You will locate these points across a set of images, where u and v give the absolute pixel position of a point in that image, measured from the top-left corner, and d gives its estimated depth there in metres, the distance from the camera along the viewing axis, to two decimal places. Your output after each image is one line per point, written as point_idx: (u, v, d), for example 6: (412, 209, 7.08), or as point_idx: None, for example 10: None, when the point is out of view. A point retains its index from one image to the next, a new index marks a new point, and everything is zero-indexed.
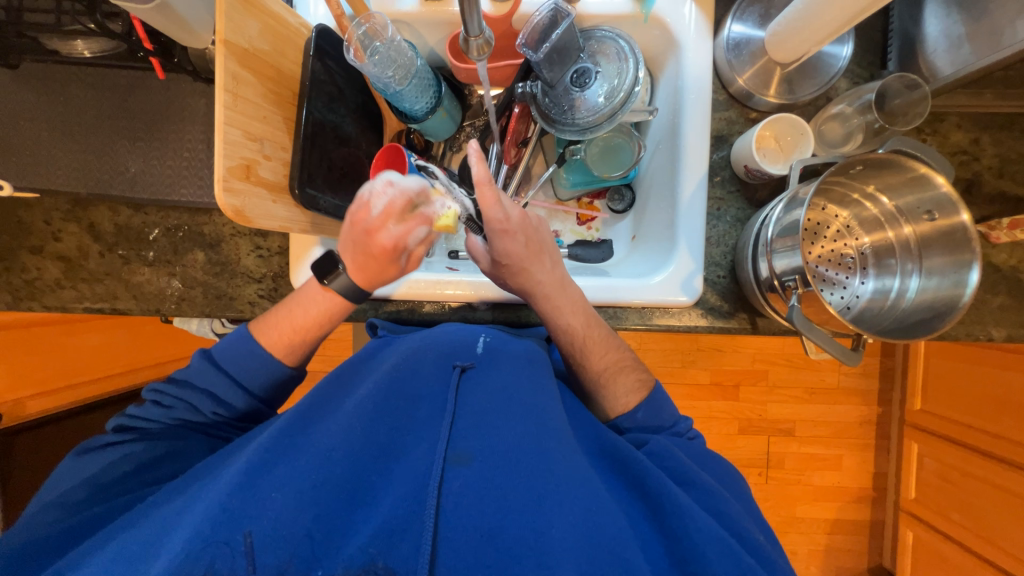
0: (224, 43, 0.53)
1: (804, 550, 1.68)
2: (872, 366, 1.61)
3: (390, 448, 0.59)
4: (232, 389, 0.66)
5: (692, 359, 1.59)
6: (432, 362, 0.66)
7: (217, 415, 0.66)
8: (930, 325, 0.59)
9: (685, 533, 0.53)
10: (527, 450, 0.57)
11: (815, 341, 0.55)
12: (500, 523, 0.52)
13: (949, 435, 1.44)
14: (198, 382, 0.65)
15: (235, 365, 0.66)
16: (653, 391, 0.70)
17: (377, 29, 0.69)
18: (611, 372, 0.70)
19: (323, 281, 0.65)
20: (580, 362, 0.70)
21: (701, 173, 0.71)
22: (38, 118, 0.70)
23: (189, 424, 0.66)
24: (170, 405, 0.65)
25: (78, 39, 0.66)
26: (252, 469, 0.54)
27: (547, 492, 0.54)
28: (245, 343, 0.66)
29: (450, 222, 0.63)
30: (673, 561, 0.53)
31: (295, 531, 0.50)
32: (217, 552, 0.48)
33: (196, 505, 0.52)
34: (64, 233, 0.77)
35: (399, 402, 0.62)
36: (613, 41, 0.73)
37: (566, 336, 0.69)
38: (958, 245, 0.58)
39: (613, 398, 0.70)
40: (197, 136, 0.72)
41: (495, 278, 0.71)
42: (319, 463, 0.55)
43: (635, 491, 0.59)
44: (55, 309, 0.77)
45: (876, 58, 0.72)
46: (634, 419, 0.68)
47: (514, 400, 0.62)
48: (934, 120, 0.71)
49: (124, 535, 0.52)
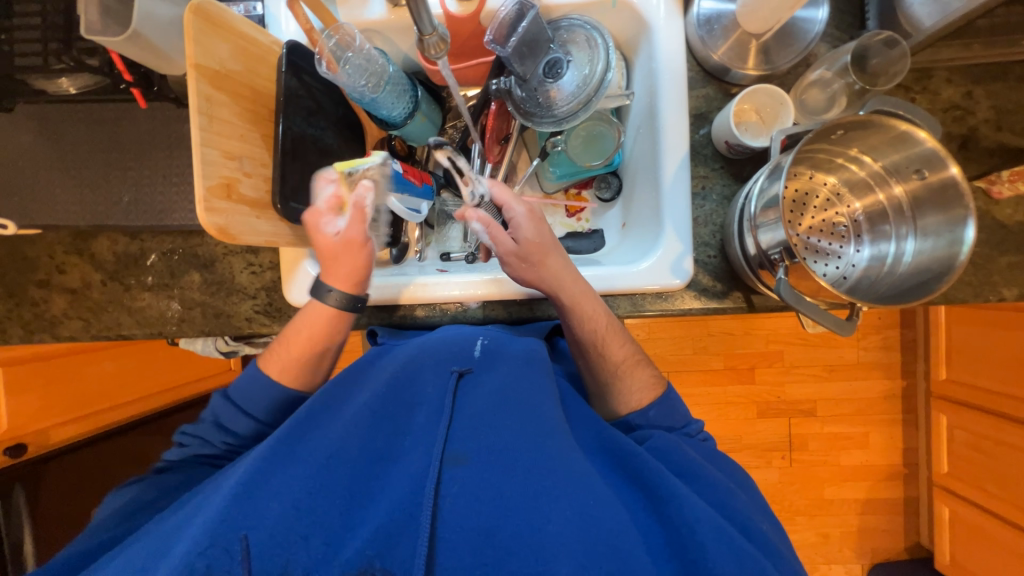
0: (194, 67, 0.55)
1: (837, 532, 1.63)
2: (892, 338, 1.56)
3: (386, 454, 0.59)
4: (240, 416, 0.67)
5: (704, 345, 1.56)
6: (431, 367, 0.65)
7: (230, 443, 0.68)
8: (924, 288, 0.56)
9: (685, 523, 0.52)
10: (524, 447, 0.56)
11: (806, 313, 0.53)
12: (498, 522, 0.52)
13: (979, 404, 1.38)
14: (213, 415, 0.68)
15: (243, 395, 0.67)
16: (666, 392, 0.69)
17: (348, 40, 0.69)
18: (628, 365, 0.69)
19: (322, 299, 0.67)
20: (600, 352, 0.68)
21: (682, 153, 0.70)
22: (34, 156, 0.73)
23: (207, 458, 0.68)
24: (188, 441, 0.68)
25: (63, 77, 0.70)
26: (251, 476, 0.53)
27: (543, 489, 0.53)
28: (249, 374, 0.68)
29: (343, 168, 0.65)
30: (673, 553, 0.52)
31: (291, 535, 0.51)
32: (214, 558, 0.48)
33: (196, 515, 0.53)
34: (68, 266, 0.79)
35: (399, 411, 0.62)
36: (583, 29, 0.72)
37: (591, 324, 0.67)
38: (951, 202, 0.56)
39: (627, 392, 0.68)
40: (184, 160, 0.74)
41: (515, 266, 0.67)
42: (317, 470, 0.55)
43: (633, 481, 0.58)
44: (64, 340, 0.80)
45: (855, 19, 0.70)
46: (646, 417, 0.67)
47: (512, 402, 0.60)
48: (922, 77, 0.68)
49: (134, 545, 0.54)
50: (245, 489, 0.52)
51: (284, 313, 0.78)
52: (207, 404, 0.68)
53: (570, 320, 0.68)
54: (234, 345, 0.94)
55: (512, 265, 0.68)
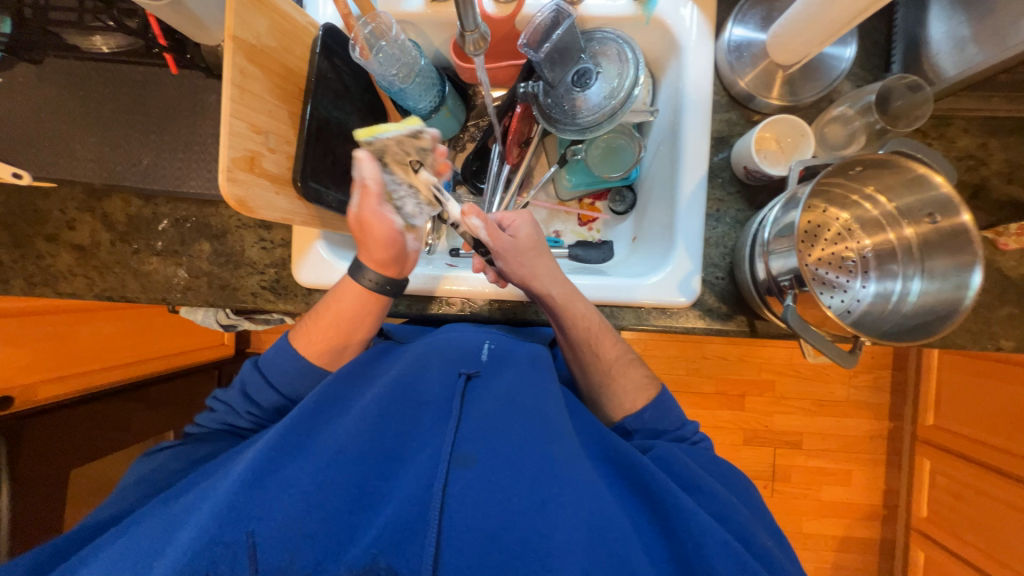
0: (232, 39, 0.55)
1: (811, 566, 1.64)
2: (883, 378, 1.58)
3: (395, 453, 0.59)
4: (264, 389, 0.69)
5: (697, 367, 1.57)
6: (438, 367, 0.66)
7: (251, 414, 0.70)
8: (928, 329, 0.57)
9: (691, 537, 0.52)
10: (530, 453, 0.56)
11: (810, 342, 0.54)
12: (503, 526, 0.51)
13: (964, 453, 1.39)
14: (241, 384, 0.71)
15: (272, 369, 0.70)
16: (660, 392, 0.69)
17: (383, 29, 0.70)
18: (621, 364, 0.69)
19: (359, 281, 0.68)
20: (592, 352, 0.68)
21: (701, 174, 0.71)
22: (58, 111, 0.73)
23: (231, 429, 0.71)
24: (217, 410, 0.71)
25: (98, 35, 0.71)
26: (260, 467, 0.54)
27: (550, 496, 0.53)
28: (281, 349, 0.71)
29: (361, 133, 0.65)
30: (677, 563, 0.52)
31: (300, 533, 0.50)
32: (220, 556, 0.48)
33: (200, 505, 0.54)
34: (78, 223, 0.79)
35: (407, 407, 0.62)
36: (615, 42, 0.73)
37: (583, 323, 0.68)
38: (960, 245, 0.57)
39: (622, 392, 0.69)
40: (207, 130, 0.74)
41: (510, 261, 0.67)
42: (327, 463, 0.55)
43: (638, 492, 0.58)
44: (66, 296, 0.80)
45: (880, 61, 0.72)
46: (641, 419, 0.67)
47: (517, 407, 0.61)
48: (940, 124, 0.70)
49: (131, 532, 0.54)
50: (254, 479, 0.53)
51: (296, 295, 0.79)
52: (237, 371, 0.72)
53: (561, 320, 0.68)
54: (234, 318, 0.93)
55: (506, 262, 0.67)
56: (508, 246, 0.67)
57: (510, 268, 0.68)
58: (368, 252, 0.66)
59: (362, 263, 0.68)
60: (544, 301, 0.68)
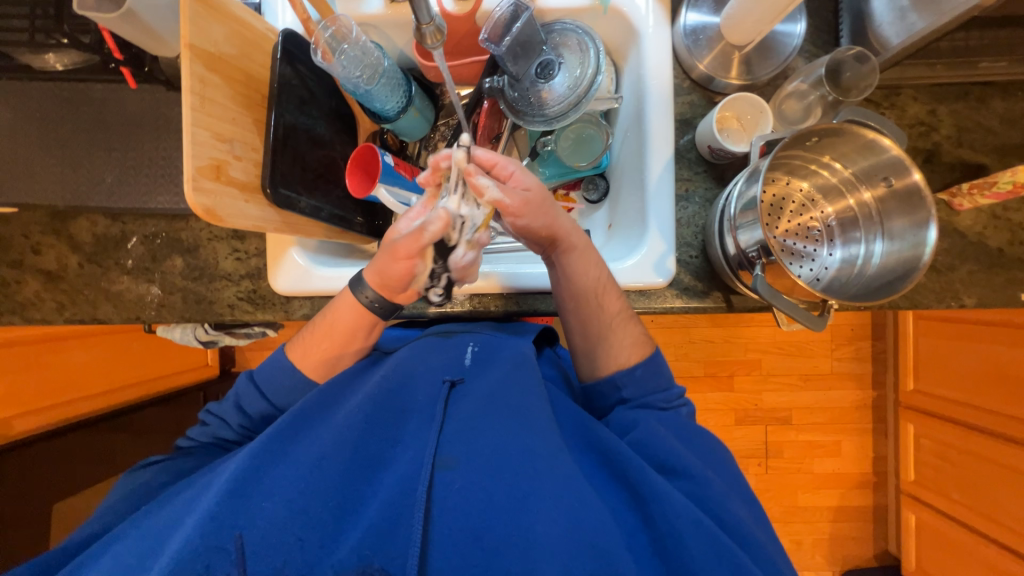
0: (189, 47, 0.55)
1: (809, 539, 1.67)
2: (864, 349, 1.62)
3: (378, 459, 0.58)
4: (257, 400, 0.69)
5: (685, 352, 1.59)
6: (424, 373, 0.64)
7: (243, 428, 0.70)
8: (891, 287, 0.60)
9: (666, 519, 0.53)
10: (512, 449, 0.56)
11: (781, 309, 0.55)
12: (485, 521, 0.52)
13: (944, 414, 1.44)
14: (235, 396, 0.70)
15: (267, 383, 0.69)
16: (653, 352, 0.68)
17: (344, 32, 0.70)
18: (621, 320, 0.67)
19: (359, 296, 0.64)
20: (597, 303, 0.66)
21: (667, 156, 0.73)
22: (14, 134, 0.71)
23: (221, 442, 0.70)
24: (209, 422, 0.70)
25: (51, 52, 0.69)
26: (242, 480, 0.54)
27: (530, 489, 0.53)
28: (275, 363, 0.69)
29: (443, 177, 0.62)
30: (655, 548, 0.53)
31: (286, 538, 0.51)
32: (211, 558, 0.50)
33: (187, 515, 0.54)
34: (43, 246, 0.77)
35: (391, 411, 0.61)
36: (575, 33, 0.74)
37: (594, 273, 0.66)
38: (915, 207, 0.60)
39: (618, 346, 0.67)
40: (171, 144, 0.73)
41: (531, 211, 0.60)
42: (308, 472, 0.55)
43: (617, 478, 0.58)
44: (35, 323, 0.78)
45: (830, 36, 0.75)
46: (633, 376, 0.66)
47: (501, 405, 0.60)
48: (890, 94, 0.73)
49: (117, 544, 0.55)
50: (236, 491, 0.53)
51: (274, 304, 0.78)
52: (232, 385, 0.70)
53: (571, 267, 0.65)
54: (213, 334, 0.92)
55: (527, 219, 0.61)
56: (533, 202, 0.60)
57: (528, 227, 0.62)
58: (376, 271, 0.62)
59: (363, 278, 0.64)
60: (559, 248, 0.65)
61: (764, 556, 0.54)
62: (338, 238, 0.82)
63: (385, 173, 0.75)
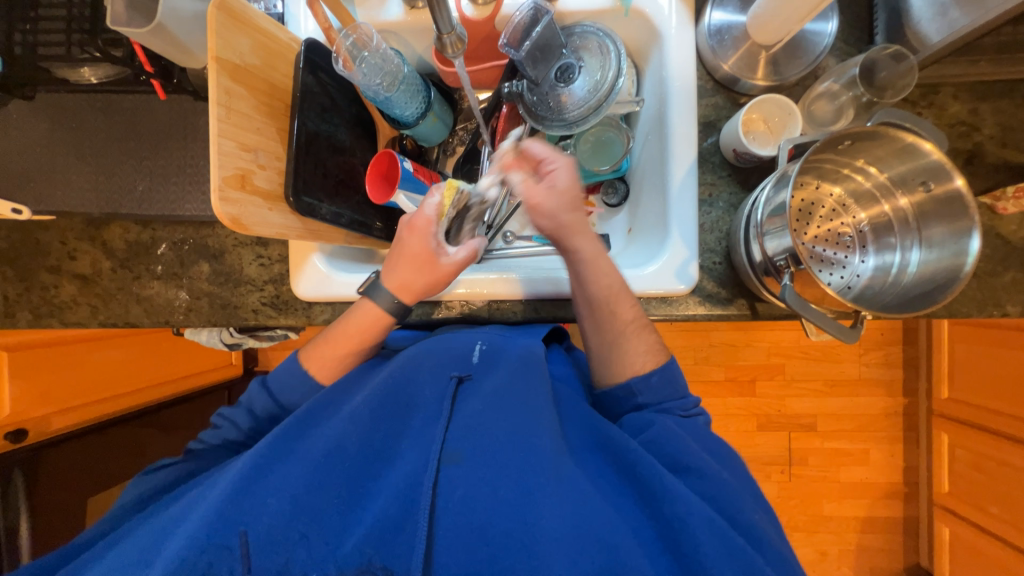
0: (215, 60, 0.56)
1: (835, 549, 1.62)
2: (894, 354, 1.56)
3: (385, 454, 0.59)
4: (268, 401, 0.70)
5: (705, 356, 1.56)
6: (431, 370, 0.65)
7: (255, 429, 0.71)
8: (930, 298, 0.57)
9: (677, 517, 0.50)
10: (517, 445, 0.55)
11: (812, 321, 0.53)
12: (490, 517, 0.51)
13: (980, 424, 1.37)
14: (245, 398, 0.71)
15: (281, 386, 0.70)
16: (666, 363, 0.65)
17: (365, 40, 0.70)
18: (632, 329, 0.65)
19: (371, 295, 0.69)
20: (608, 310, 0.65)
21: (690, 160, 0.71)
22: (53, 145, 0.74)
23: (230, 445, 0.71)
24: (219, 425, 0.71)
25: (86, 66, 0.72)
26: (253, 474, 0.55)
27: (535, 486, 0.52)
28: (289, 367, 0.71)
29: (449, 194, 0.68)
30: (666, 544, 0.51)
31: (290, 533, 0.52)
32: (216, 556, 0.50)
33: (194, 512, 0.55)
34: (79, 252, 0.81)
35: (400, 408, 0.62)
36: (596, 35, 0.73)
37: (605, 280, 0.65)
38: (957, 214, 0.57)
39: (631, 354, 0.65)
40: (199, 152, 0.75)
41: (545, 214, 0.66)
42: (316, 468, 0.55)
43: (627, 480, 0.56)
44: (72, 326, 0.81)
45: (863, 34, 0.72)
46: (649, 383, 0.64)
47: (506, 402, 0.60)
48: (928, 93, 0.70)
49: (125, 542, 0.56)
50: (241, 487, 0.54)
51: (296, 308, 0.79)
52: (244, 391, 0.72)
53: (584, 273, 0.66)
54: (238, 337, 0.94)
55: (539, 216, 0.66)
56: (547, 201, 0.65)
57: (539, 224, 0.67)
58: (393, 273, 0.68)
59: (382, 283, 0.69)
60: (570, 255, 0.67)
61: (782, 562, 0.51)
62: (359, 244, 0.83)
63: (404, 178, 0.75)
